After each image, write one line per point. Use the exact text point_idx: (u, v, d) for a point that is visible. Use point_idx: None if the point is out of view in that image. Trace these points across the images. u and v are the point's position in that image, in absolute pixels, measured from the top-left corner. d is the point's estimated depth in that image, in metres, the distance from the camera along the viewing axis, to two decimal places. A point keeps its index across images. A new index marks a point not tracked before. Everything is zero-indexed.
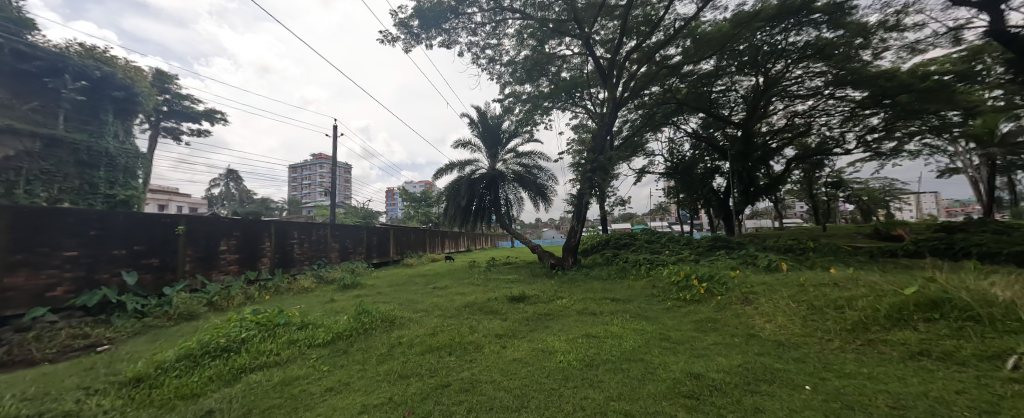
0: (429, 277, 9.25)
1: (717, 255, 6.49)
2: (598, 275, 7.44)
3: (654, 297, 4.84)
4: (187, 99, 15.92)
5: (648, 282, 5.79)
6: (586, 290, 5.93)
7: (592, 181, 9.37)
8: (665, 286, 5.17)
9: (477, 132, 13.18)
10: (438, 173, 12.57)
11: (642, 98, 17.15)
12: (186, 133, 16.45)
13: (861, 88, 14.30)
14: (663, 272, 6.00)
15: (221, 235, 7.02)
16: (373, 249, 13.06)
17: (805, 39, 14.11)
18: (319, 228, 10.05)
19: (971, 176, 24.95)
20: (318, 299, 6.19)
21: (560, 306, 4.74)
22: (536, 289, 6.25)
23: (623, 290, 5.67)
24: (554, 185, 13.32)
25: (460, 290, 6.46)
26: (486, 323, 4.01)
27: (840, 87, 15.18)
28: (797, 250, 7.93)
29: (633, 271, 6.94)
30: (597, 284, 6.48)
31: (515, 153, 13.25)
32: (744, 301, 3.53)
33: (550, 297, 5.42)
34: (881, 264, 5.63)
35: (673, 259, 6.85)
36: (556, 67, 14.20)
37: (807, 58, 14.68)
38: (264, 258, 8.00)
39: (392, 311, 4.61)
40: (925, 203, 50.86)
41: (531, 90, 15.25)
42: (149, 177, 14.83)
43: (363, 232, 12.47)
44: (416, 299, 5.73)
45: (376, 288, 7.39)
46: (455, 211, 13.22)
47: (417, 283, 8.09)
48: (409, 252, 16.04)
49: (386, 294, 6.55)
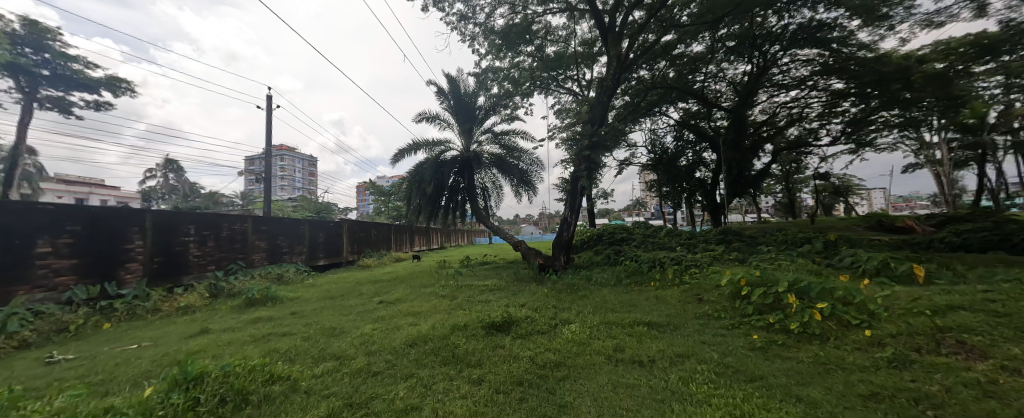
0: (383, 285, 7.11)
1: (765, 254, 4.90)
2: (605, 281, 5.59)
3: (716, 323, 3.07)
4: (77, 62, 12.51)
5: (687, 293, 4.07)
6: (597, 305, 4.11)
7: (589, 162, 7.55)
8: (725, 300, 3.46)
9: (447, 107, 10.99)
10: (398, 154, 10.28)
11: (629, 82, 15.65)
12: (79, 105, 13.05)
13: (852, 79, 13.55)
14: (704, 279, 4.29)
15: (40, 230, 4.53)
16: (319, 247, 10.60)
17: (798, 21, 13.06)
18: (234, 221, 7.56)
19: (932, 171, 25.88)
20: (180, 332, 3.84)
21: (566, 339, 2.91)
22: (526, 304, 4.33)
23: (655, 306, 3.91)
24: (540, 170, 11.45)
25: (415, 310, 4.40)
26: (441, 396, 2.02)
27: (825, 78, 14.55)
28: (834, 243, 6.61)
29: (654, 274, 5.17)
30: (610, 295, 4.65)
31: (491, 134, 11.18)
32: (957, 347, 1.83)
33: (551, 320, 3.49)
34: (987, 262, 4.16)
35: (707, 258, 5.15)
36: (539, 38, 12.29)
37: (796, 45, 13.67)
38: (131, 265, 5.51)
39: (270, 365, 2.46)
40: (876, 195, 54.21)
41: (511, 65, 13.29)
42: (19, 160, 11.49)
43: (304, 227, 9.97)
44: (340, 329, 3.62)
45: (296, 305, 5.15)
46: (419, 201, 10.89)
47: (364, 295, 5.97)
48: (369, 250, 13.64)
49: (301, 318, 4.32)
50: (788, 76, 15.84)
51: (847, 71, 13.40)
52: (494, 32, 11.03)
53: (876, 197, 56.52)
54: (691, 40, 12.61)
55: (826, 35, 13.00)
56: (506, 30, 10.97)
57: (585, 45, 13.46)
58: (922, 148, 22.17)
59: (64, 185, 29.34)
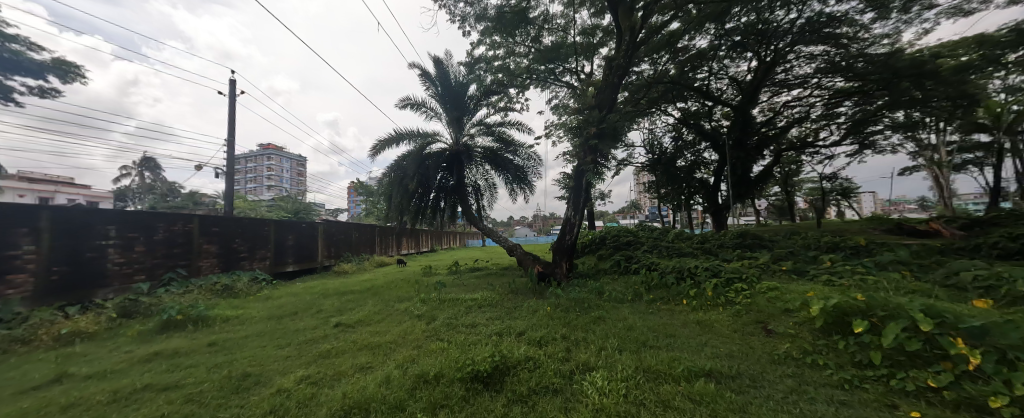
0: (351, 298, 5.93)
1: (827, 266, 3.87)
2: (621, 296, 4.52)
3: (822, 377, 2.01)
4: (16, 42, 10.73)
5: (744, 318, 3.03)
6: (620, 336, 3.03)
7: (596, 153, 6.50)
8: (814, 338, 2.42)
9: (433, 95, 9.83)
10: (377, 146, 9.11)
11: (630, 77, 14.63)
12: (19, 90, 11.48)
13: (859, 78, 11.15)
14: (761, 299, 3.27)
15: None
16: (287, 252, 9.32)
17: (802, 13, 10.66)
18: (174, 221, 6.32)
19: (930, 174, 25.46)
20: (23, 379, 2.62)
21: (591, 411, 1.80)
22: (526, 333, 3.21)
23: (701, 338, 2.87)
24: (537, 166, 10.39)
25: (373, 341, 3.25)
26: None
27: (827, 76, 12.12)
28: (879, 250, 5.69)
29: (686, 289, 4.09)
30: (634, 319, 3.55)
31: (483, 126, 10.04)
32: None
33: (563, 370, 2.34)
34: None
35: (753, 269, 4.09)
36: (537, 25, 11.22)
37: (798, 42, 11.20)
38: (14, 276, 4.30)
39: None
40: (867, 200, 54.49)
41: (506, 54, 12.19)
42: None
43: (268, 228, 8.69)
44: (253, 378, 2.46)
45: (229, 329, 3.96)
46: (400, 199, 9.64)
47: (325, 312, 4.81)
48: (348, 254, 12.37)
49: (214, 353, 3.13)
50: (792, 74, 15.02)
51: (856, 71, 11.13)
52: (488, 16, 9.94)
53: (867, 201, 56.75)
54: (696, 32, 11.48)
55: (833, 30, 10.58)
56: (500, 13, 9.89)
57: (586, 34, 12.38)
58: (925, 151, 21.65)
59: (27, 184, 27.38)
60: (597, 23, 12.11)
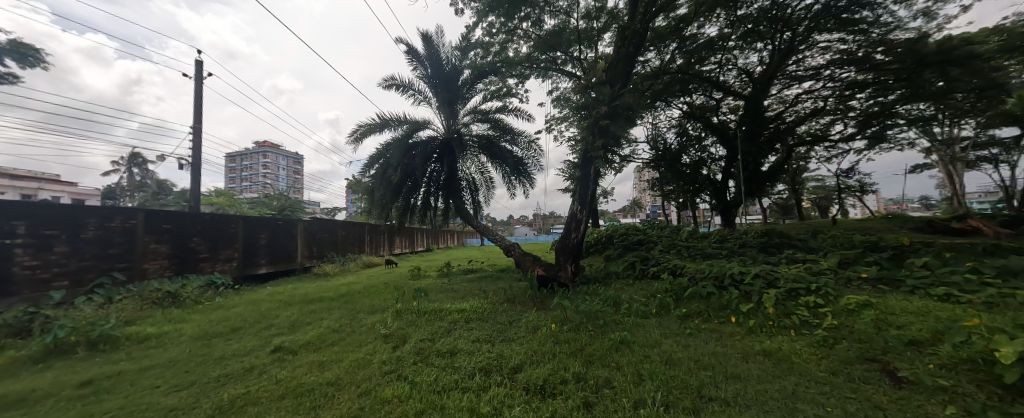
0: (316, 308, 4.98)
1: (929, 276, 2.90)
2: (642, 310, 3.54)
3: None
4: None
5: (841, 352, 2.10)
6: (661, 377, 2.06)
7: (608, 137, 5.55)
8: (997, 400, 1.47)
9: (421, 77, 8.82)
10: (358, 132, 8.14)
11: (635, 66, 13.60)
12: None
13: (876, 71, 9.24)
14: (856, 322, 2.34)
15: None
16: (258, 252, 8.35)
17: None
18: (110, 216, 5.36)
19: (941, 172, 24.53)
20: None
21: None
22: (515, 375, 2.20)
23: (783, 384, 1.92)
24: (537, 157, 9.43)
25: (306, 381, 2.30)
26: None
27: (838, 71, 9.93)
28: (942, 251, 4.81)
29: (733, 305, 3.10)
30: (667, 349, 2.54)
31: (477, 113, 9.04)
32: None
33: None
34: None
35: (820, 277, 3.14)
36: (538, 7, 10.22)
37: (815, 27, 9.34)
38: None
39: None
40: (868, 200, 53.59)
41: (503, 38, 11.18)
42: None
43: (235, 225, 7.72)
44: None
45: (131, 356, 3.00)
46: (384, 193, 8.68)
47: (274, 328, 3.87)
48: (332, 255, 11.39)
49: (75, 399, 2.18)
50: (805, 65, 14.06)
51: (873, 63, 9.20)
52: None
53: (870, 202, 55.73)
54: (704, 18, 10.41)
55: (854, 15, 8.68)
56: None
57: (590, 19, 11.40)
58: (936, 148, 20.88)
59: (9, 179, 26.33)
60: (602, 6, 11.11)
